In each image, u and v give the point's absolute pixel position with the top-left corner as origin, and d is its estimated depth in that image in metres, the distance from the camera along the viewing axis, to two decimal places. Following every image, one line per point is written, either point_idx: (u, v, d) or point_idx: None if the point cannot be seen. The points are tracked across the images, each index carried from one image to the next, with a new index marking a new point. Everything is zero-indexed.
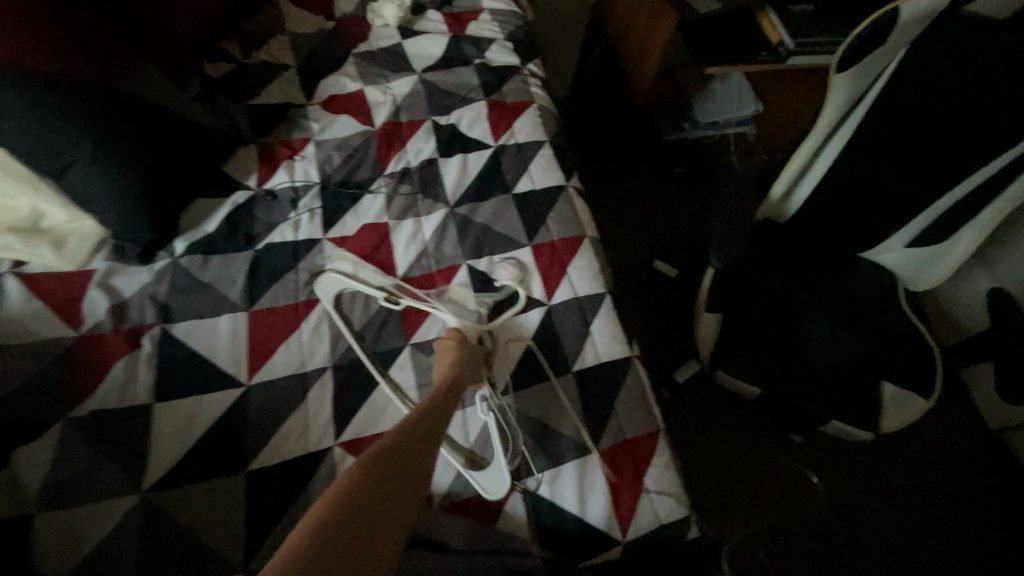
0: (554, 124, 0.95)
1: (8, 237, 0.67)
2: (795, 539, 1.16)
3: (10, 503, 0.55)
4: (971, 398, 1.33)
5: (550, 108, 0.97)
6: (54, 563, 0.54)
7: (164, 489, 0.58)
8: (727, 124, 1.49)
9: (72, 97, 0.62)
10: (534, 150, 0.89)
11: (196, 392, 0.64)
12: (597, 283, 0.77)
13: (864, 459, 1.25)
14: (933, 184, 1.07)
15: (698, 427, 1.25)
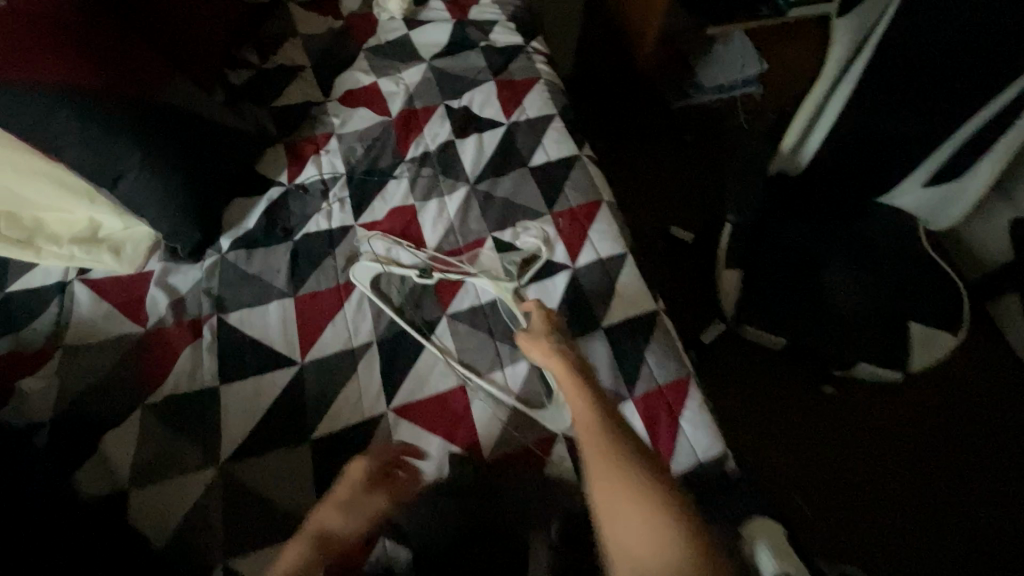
0: (563, 97, 0.98)
1: (72, 249, 0.74)
2: (836, 485, 1.18)
3: (106, 481, 0.61)
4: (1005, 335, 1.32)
5: (558, 83, 1.00)
6: (152, 531, 0.60)
7: (237, 461, 0.63)
8: (732, 86, 1.48)
9: (118, 111, 0.67)
10: (544, 124, 0.92)
11: (257, 372, 0.69)
12: (618, 244, 0.80)
13: (898, 402, 1.26)
14: (944, 121, 1.07)
15: (728, 385, 1.28)
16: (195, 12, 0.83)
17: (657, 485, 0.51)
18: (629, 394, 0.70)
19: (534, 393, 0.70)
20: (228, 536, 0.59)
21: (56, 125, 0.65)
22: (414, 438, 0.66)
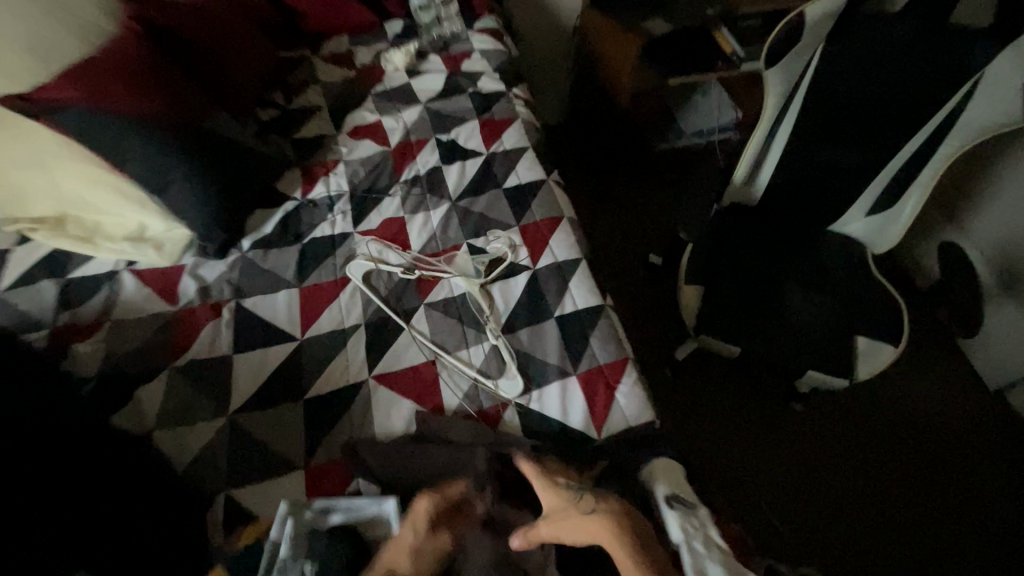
0: (537, 133, 1.16)
1: (124, 244, 0.91)
2: None
3: (135, 424, 0.75)
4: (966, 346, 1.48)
5: (533, 121, 1.18)
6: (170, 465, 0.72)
7: (242, 412, 0.77)
8: (710, 131, 1.80)
9: (169, 135, 0.86)
10: (517, 155, 1.09)
11: (264, 345, 0.84)
12: (573, 250, 0.95)
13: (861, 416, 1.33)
14: (875, 157, 1.21)
15: None
16: (234, 63, 1.03)
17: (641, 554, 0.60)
18: (573, 369, 0.82)
19: (493, 367, 0.83)
20: (230, 473, 0.72)
21: (123, 145, 0.83)
22: (389, 400, 0.79)
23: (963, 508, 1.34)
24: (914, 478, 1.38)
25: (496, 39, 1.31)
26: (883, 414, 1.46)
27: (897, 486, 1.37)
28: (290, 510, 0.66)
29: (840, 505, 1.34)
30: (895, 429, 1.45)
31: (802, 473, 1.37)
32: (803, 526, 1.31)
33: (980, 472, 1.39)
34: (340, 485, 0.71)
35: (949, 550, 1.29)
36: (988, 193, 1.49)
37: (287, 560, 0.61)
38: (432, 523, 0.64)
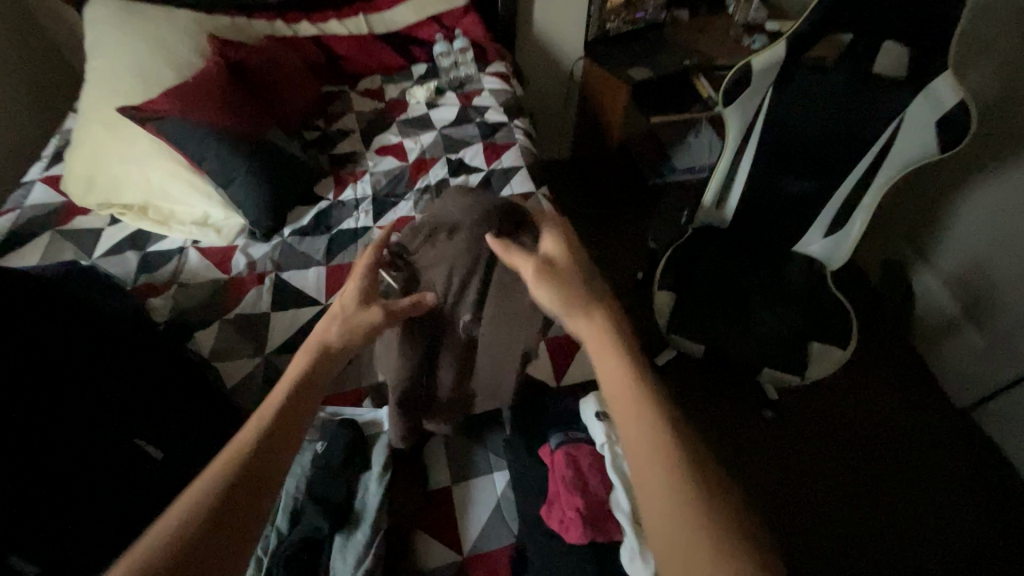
0: (531, 156, 1.38)
1: (192, 227, 1.14)
2: None
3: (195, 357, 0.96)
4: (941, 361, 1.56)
5: (529, 147, 1.40)
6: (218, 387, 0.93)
7: (275, 354, 0.97)
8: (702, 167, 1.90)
9: (238, 141, 1.11)
10: (513, 173, 1.31)
11: (296, 306, 1.05)
12: None
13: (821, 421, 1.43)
14: (826, 184, 1.37)
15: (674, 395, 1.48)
16: (288, 92, 1.29)
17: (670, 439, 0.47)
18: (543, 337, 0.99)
19: None
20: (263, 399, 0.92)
21: (205, 148, 1.09)
22: None
23: (934, 520, 1.36)
24: (887, 489, 1.41)
25: (503, 81, 1.56)
26: (860, 424, 1.52)
27: (871, 493, 1.40)
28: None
29: (811, 509, 1.38)
30: (870, 441, 1.48)
31: (776, 476, 1.42)
32: (773, 524, 1.35)
33: (954, 484, 1.41)
34: None
35: (923, 560, 1.30)
36: (941, 222, 1.56)
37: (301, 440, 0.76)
38: (359, 297, 0.65)
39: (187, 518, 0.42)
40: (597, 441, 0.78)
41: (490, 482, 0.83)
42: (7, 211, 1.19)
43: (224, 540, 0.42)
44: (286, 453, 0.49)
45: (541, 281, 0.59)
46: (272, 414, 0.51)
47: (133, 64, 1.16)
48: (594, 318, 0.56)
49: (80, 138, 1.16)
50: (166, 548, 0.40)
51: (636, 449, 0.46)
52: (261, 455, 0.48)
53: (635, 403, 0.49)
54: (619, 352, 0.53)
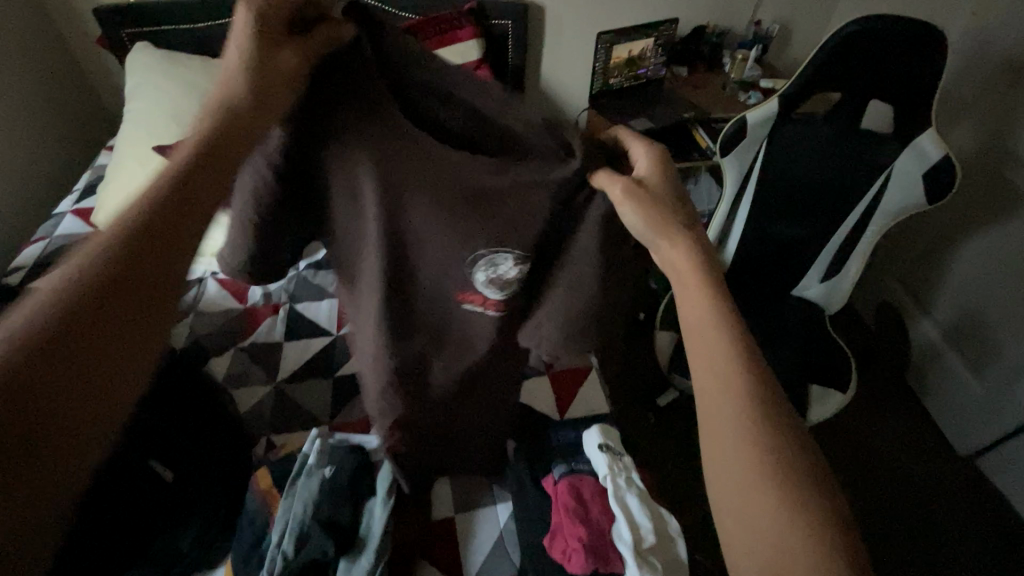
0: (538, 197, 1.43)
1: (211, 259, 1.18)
2: None
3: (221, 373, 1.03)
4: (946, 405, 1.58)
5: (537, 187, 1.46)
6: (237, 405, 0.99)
7: (287, 382, 1.03)
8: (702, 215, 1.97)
9: None
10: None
11: (307, 335, 1.09)
12: None
13: None
14: (822, 230, 1.41)
15: None
16: None
17: (753, 388, 0.46)
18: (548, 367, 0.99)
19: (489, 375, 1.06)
20: (270, 425, 0.98)
21: None
22: None
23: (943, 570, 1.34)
24: (894, 536, 1.39)
25: None
26: (862, 470, 1.52)
27: (877, 540, 1.38)
28: (318, 433, 0.83)
29: None
30: (872, 485, 1.48)
31: None
32: None
33: (957, 532, 1.40)
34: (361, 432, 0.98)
35: None
36: (935, 273, 1.60)
37: (311, 465, 0.78)
38: (260, 45, 0.51)
39: (54, 306, 0.36)
40: (601, 471, 0.81)
41: (493, 513, 0.89)
42: (38, 240, 1.26)
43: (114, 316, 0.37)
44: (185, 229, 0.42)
45: (626, 199, 0.58)
46: (153, 187, 0.43)
47: (171, 107, 1.25)
48: (687, 249, 0.54)
49: (113, 174, 1.23)
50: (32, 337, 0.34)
51: (712, 401, 0.47)
52: (142, 232, 0.40)
53: (712, 357, 0.48)
54: (711, 303, 0.51)
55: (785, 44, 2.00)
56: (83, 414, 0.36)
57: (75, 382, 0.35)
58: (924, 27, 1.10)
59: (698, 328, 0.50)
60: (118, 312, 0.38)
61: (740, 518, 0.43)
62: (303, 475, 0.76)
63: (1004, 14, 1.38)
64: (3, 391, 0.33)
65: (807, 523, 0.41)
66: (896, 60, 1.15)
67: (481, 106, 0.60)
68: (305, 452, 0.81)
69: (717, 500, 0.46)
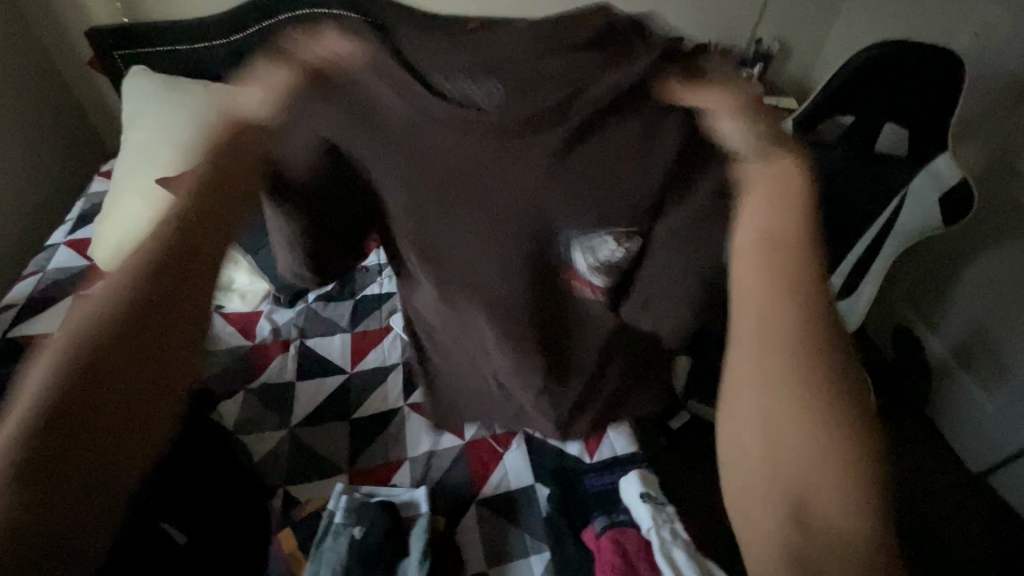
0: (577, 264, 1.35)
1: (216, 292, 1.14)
2: None
3: (233, 420, 1.02)
4: (958, 422, 1.56)
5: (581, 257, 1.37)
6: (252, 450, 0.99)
7: (300, 427, 1.02)
8: None
9: None
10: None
11: (321, 375, 1.09)
12: None
13: None
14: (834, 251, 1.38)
15: (693, 465, 1.44)
16: None
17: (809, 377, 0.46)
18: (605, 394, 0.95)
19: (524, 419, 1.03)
20: (285, 471, 0.97)
21: None
22: (418, 426, 1.03)
23: None
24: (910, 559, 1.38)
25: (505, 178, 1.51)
26: None
27: None
28: (344, 489, 0.89)
29: None
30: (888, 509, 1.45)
31: None
32: None
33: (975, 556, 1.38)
34: (383, 477, 0.97)
35: None
36: (945, 290, 1.59)
37: (340, 523, 0.82)
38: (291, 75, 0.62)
39: (118, 300, 0.47)
40: (644, 524, 0.85)
41: (528, 566, 0.89)
42: (30, 275, 1.24)
43: (162, 311, 0.48)
44: (207, 234, 0.52)
45: (731, 117, 0.58)
46: (184, 201, 0.53)
47: (171, 135, 1.21)
48: (786, 167, 0.54)
49: (112, 205, 1.19)
50: (101, 326, 0.45)
51: (770, 353, 0.48)
52: (179, 239, 0.50)
53: (783, 302, 0.49)
54: (781, 223, 0.52)
55: (785, 61, 2.00)
56: (149, 385, 0.46)
57: (132, 362, 0.46)
58: (915, 53, 1.14)
59: (774, 266, 0.50)
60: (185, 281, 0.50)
61: (778, 468, 0.46)
62: (331, 535, 0.80)
63: (1009, 31, 1.38)
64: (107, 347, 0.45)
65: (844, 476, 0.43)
66: (910, 85, 1.17)
67: (518, 66, 0.64)
68: (331, 509, 0.85)
69: (754, 455, 0.48)
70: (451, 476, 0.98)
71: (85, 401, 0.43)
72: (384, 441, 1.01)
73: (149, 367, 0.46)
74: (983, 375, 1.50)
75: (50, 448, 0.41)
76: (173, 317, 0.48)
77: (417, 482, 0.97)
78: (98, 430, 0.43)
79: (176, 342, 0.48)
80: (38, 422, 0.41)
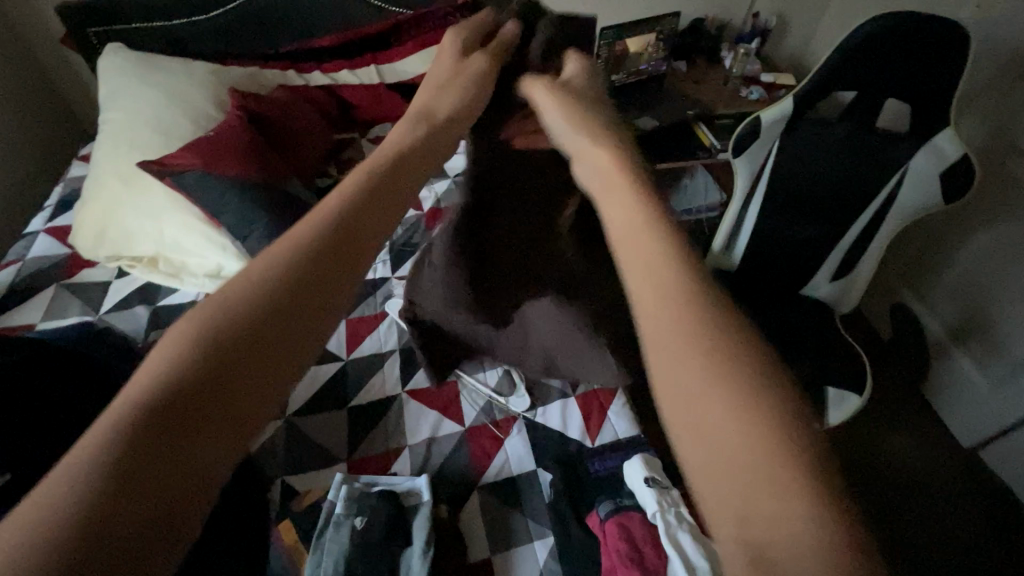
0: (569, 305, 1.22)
1: (205, 280, 1.11)
2: None
3: None
4: (950, 396, 1.58)
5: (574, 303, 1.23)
6: None
7: (297, 416, 1.00)
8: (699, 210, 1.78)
9: (267, 196, 1.07)
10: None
11: (317, 362, 1.07)
12: None
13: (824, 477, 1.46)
14: (833, 230, 1.37)
15: None
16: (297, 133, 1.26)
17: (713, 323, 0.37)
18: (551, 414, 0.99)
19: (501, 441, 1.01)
20: (282, 462, 0.95)
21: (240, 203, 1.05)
22: (418, 413, 1.02)
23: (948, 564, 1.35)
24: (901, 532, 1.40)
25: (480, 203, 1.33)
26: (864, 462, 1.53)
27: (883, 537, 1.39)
28: (344, 479, 0.88)
29: None
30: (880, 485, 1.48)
31: None
32: None
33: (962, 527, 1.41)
34: (383, 465, 0.95)
35: None
36: (939, 269, 1.59)
37: (340, 514, 0.81)
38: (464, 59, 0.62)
39: (260, 290, 0.37)
40: (649, 509, 0.84)
41: (531, 551, 0.88)
42: (10, 263, 1.20)
43: (299, 316, 0.37)
44: (366, 232, 0.42)
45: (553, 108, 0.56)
46: (349, 192, 0.44)
47: (151, 116, 1.16)
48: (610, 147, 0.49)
49: (93, 190, 1.14)
50: (255, 301, 0.36)
51: (658, 339, 0.36)
52: (333, 239, 0.40)
53: (659, 279, 0.38)
54: (636, 211, 0.43)
55: (782, 37, 1.97)
56: (248, 414, 0.34)
57: (250, 372, 0.35)
58: (917, 16, 1.10)
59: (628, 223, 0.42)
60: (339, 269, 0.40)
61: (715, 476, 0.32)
62: (332, 526, 0.79)
63: (1011, 3, 1.35)
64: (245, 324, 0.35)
65: (789, 464, 0.31)
66: (917, 58, 1.13)
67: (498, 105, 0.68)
68: (331, 500, 0.84)
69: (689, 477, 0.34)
70: (452, 462, 0.97)
71: (200, 378, 0.33)
72: (384, 427, 1.00)
73: (260, 380, 0.35)
74: (977, 350, 1.51)
75: (128, 474, 0.29)
76: (307, 321, 0.37)
77: (418, 469, 0.95)
78: (184, 464, 0.31)
79: (300, 359, 0.37)
80: (129, 435, 0.30)
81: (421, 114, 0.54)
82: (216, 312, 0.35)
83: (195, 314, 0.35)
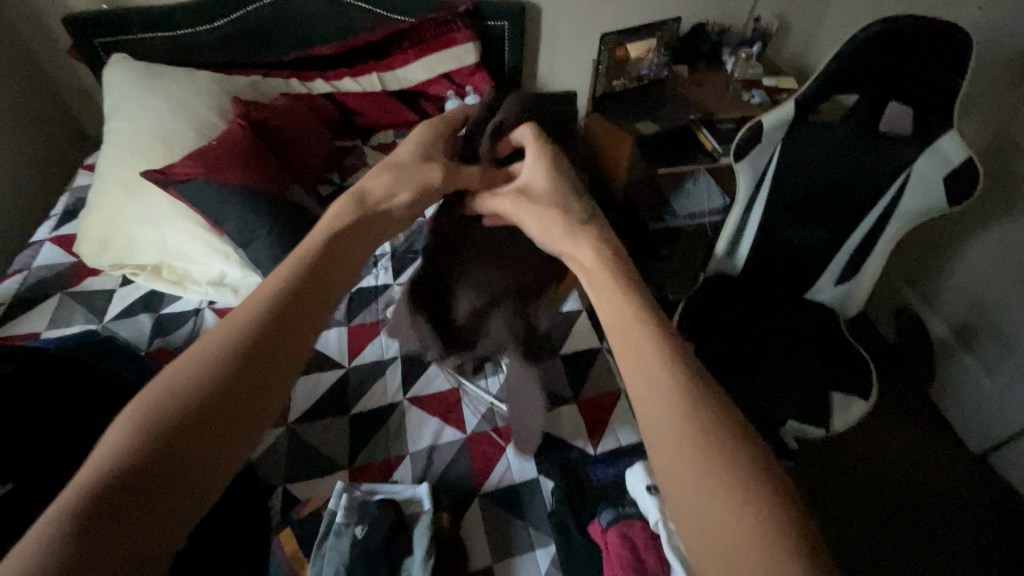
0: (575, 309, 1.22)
1: (207, 288, 1.11)
2: None
3: None
4: (959, 402, 1.56)
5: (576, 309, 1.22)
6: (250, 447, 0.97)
7: (298, 423, 1.01)
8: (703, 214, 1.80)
9: (268, 204, 1.08)
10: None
11: (317, 369, 1.08)
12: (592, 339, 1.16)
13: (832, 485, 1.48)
14: (836, 234, 1.36)
15: None
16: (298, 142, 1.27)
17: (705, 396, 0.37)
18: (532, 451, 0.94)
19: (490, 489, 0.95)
20: (285, 470, 0.95)
21: (240, 211, 1.06)
22: (419, 420, 1.02)
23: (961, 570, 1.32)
24: (920, 537, 1.38)
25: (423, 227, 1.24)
26: (872, 467, 1.51)
27: (892, 540, 1.37)
28: (345, 488, 0.87)
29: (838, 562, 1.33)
30: (888, 490, 1.46)
31: None
32: None
33: (980, 536, 1.38)
34: (383, 474, 0.95)
35: None
36: (945, 272, 1.58)
37: (341, 523, 0.81)
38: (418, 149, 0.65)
39: (199, 373, 0.37)
40: (652, 517, 0.83)
41: (533, 560, 0.88)
42: (15, 273, 1.21)
43: (235, 401, 0.37)
44: (305, 310, 0.44)
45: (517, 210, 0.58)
46: (286, 276, 0.45)
47: (153, 125, 1.17)
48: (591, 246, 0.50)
49: (97, 199, 1.15)
50: (181, 394, 0.36)
51: (644, 396, 0.38)
52: (269, 323, 0.41)
53: (637, 352, 0.40)
54: (616, 298, 0.44)
55: (783, 40, 1.96)
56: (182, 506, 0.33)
57: (195, 455, 0.35)
58: (916, 23, 1.09)
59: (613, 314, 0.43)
60: (273, 350, 0.40)
61: (689, 522, 0.33)
62: (333, 535, 0.79)
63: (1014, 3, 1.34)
64: (176, 415, 0.35)
65: (762, 515, 0.31)
66: (916, 62, 1.12)
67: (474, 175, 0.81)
68: (332, 508, 0.84)
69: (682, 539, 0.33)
70: (453, 469, 0.96)
71: (128, 476, 0.33)
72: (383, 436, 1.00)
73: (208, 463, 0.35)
74: (985, 354, 1.49)
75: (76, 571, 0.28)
76: (253, 397, 0.38)
77: (419, 477, 0.95)
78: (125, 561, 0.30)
79: (243, 444, 0.37)
80: (68, 533, 0.30)
81: (358, 196, 0.56)
82: (140, 412, 0.35)
83: (134, 407, 0.36)
